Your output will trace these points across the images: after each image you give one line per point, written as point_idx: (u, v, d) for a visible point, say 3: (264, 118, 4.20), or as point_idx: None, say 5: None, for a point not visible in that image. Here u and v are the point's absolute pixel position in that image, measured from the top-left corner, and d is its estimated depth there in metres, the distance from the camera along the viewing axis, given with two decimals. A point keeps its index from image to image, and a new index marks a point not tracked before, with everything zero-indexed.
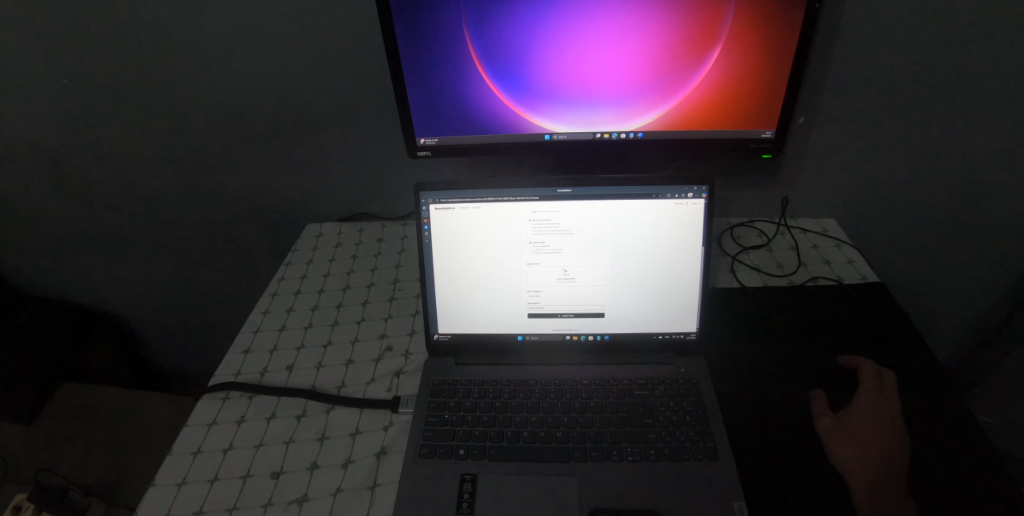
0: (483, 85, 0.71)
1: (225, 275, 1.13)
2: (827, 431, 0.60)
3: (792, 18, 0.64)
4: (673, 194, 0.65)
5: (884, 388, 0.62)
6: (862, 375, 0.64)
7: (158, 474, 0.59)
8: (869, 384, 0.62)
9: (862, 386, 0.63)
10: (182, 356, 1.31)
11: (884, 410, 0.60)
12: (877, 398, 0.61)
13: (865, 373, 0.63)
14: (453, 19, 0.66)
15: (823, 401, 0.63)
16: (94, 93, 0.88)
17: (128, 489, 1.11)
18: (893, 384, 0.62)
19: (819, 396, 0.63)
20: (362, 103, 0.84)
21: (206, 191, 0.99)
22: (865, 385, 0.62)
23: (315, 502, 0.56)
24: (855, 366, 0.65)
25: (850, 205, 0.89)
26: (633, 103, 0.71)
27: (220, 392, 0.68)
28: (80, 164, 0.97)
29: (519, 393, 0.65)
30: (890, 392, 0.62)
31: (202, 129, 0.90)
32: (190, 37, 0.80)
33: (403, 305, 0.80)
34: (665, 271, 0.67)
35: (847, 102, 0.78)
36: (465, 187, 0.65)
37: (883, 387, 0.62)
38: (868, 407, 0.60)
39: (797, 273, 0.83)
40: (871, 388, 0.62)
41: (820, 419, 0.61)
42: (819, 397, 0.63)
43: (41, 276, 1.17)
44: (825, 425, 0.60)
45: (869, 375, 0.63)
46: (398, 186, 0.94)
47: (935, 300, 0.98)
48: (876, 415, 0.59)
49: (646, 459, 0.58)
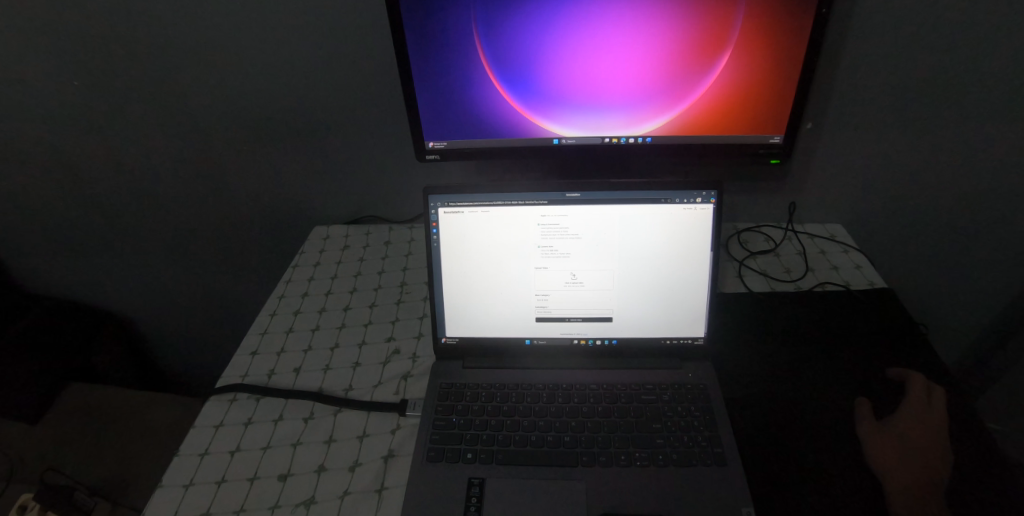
0: (492, 90, 0.71)
1: (231, 277, 1.14)
2: (867, 436, 0.60)
3: (802, 22, 0.64)
4: (682, 199, 0.65)
5: (931, 402, 0.62)
6: (911, 388, 0.63)
7: (165, 475, 0.59)
8: (916, 399, 0.62)
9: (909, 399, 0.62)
10: (188, 357, 1.32)
11: (932, 423, 0.60)
12: (925, 411, 0.61)
13: (915, 386, 0.63)
14: (463, 23, 0.66)
15: (867, 407, 0.62)
16: (104, 94, 0.88)
17: (133, 488, 1.11)
18: (942, 400, 0.62)
19: (863, 403, 0.63)
20: (371, 106, 0.85)
21: (214, 193, 1.00)
22: (913, 398, 0.62)
23: (322, 505, 0.56)
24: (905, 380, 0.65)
25: (858, 211, 0.89)
26: (642, 108, 0.71)
27: (228, 394, 0.68)
28: (89, 165, 0.98)
29: (526, 398, 0.65)
30: (938, 407, 0.61)
31: (210, 132, 0.91)
32: (201, 39, 0.80)
33: (411, 308, 0.80)
34: (674, 276, 0.67)
35: (855, 108, 0.78)
36: (474, 191, 0.65)
37: (931, 402, 0.62)
38: (914, 418, 0.60)
39: (805, 278, 0.83)
40: (919, 402, 0.62)
41: (862, 424, 0.61)
42: (864, 404, 0.63)
43: (49, 276, 1.18)
44: (867, 430, 0.60)
45: (918, 388, 0.63)
46: (406, 189, 0.95)
47: (943, 306, 0.97)
48: (920, 426, 0.59)
49: (653, 465, 0.58)
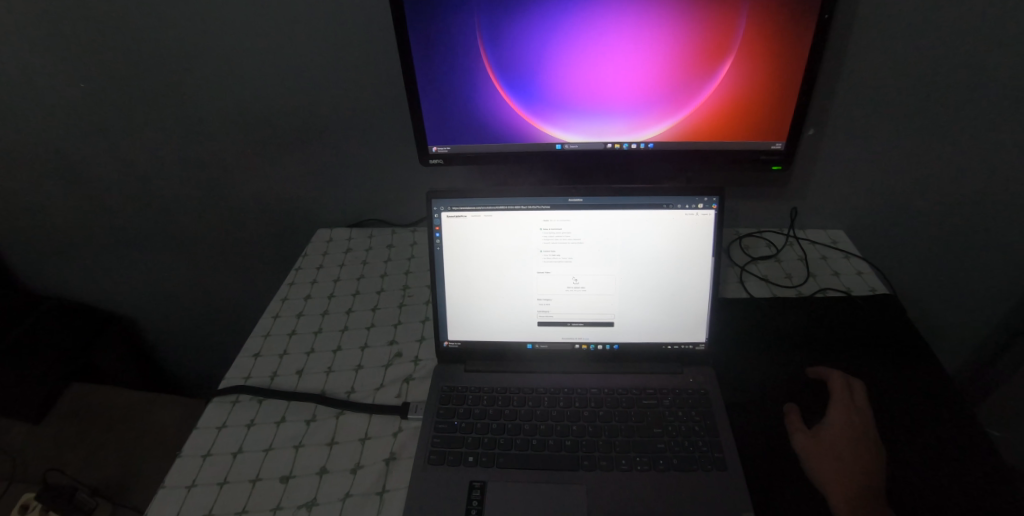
0: (496, 95, 0.71)
1: (235, 279, 1.14)
2: (804, 446, 0.59)
3: (803, 31, 0.64)
4: (684, 204, 0.65)
5: (854, 397, 0.63)
6: (832, 387, 0.64)
7: (168, 476, 0.60)
8: (840, 397, 0.63)
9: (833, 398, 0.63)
10: (190, 358, 1.32)
11: (858, 419, 0.60)
12: (848, 408, 0.62)
13: (835, 384, 0.64)
14: (467, 29, 0.67)
15: (797, 416, 0.63)
16: (112, 97, 0.89)
17: (134, 489, 1.12)
18: (862, 393, 0.63)
19: (793, 410, 0.63)
20: (375, 110, 0.85)
21: (219, 195, 1.00)
22: (836, 398, 0.63)
23: (324, 507, 0.56)
24: (825, 377, 0.66)
25: (860, 217, 0.89)
26: (644, 114, 0.72)
27: (230, 396, 0.68)
28: (95, 167, 0.99)
29: (527, 401, 0.65)
30: (860, 401, 0.63)
31: (216, 134, 0.92)
32: (207, 43, 0.81)
33: (413, 311, 0.81)
34: (676, 281, 0.67)
35: (857, 114, 0.79)
36: (477, 196, 0.66)
37: (854, 397, 0.63)
38: (842, 418, 0.61)
39: (806, 284, 0.83)
40: (842, 399, 0.63)
41: (796, 434, 0.61)
42: (792, 412, 0.63)
43: (54, 277, 1.19)
44: (801, 441, 0.60)
45: (839, 386, 0.64)
46: (409, 192, 0.95)
47: (945, 312, 0.97)
48: (851, 425, 0.60)
49: (654, 469, 0.58)
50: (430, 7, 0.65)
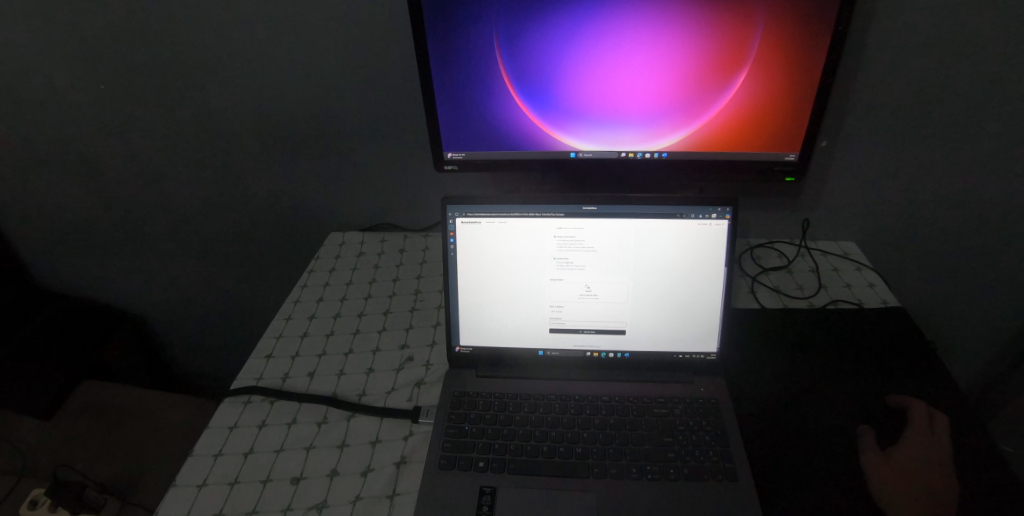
0: (511, 103, 0.72)
1: (246, 280, 1.15)
2: (873, 466, 0.58)
3: (819, 43, 0.65)
4: (697, 214, 0.65)
5: (933, 431, 0.61)
6: (913, 416, 0.62)
7: (179, 474, 0.60)
8: (919, 427, 0.61)
9: (912, 427, 0.61)
10: (200, 358, 1.33)
11: (935, 453, 0.59)
12: (927, 441, 0.60)
13: (916, 414, 0.62)
14: (484, 38, 0.68)
15: (871, 437, 0.61)
16: (130, 100, 0.90)
17: (141, 488, 1.12)
18: (945, 428, 0.61)
19: (867, 432, 0.62)
20: (390, 117, 0.87)
21: (233, 197, 1.01)
22: (914, 430, 0.61)
23: (335, 509, 0.57)
24: (905, 406, 0.64)
25: (871, 228, 0.89)
26: (659, 123, 0.72)
27: (242, 396, 0.69)
28: (112, 167, 1.00)
29: (539, 408, 0.65)
30: (941, 436, 0.60)
31: (232, 137, 0.93)
32: (224, 47, 0.82)
33: (424, 315, 0.81)
34: (688, 290, 0.67)
35: (870, 127, 0.79)
36: (492, 203, 0.66)
37: (934, 429, 0.61)
38: (919, 448, 0.59)
39: (818, 295, 0.83)
40: (922, 432, 0.61)
41: (867, 454, 0.60)
42: (867, 433, 0.62)
43: (68, 275, 1.20)
44: (872, 461, 0.59)
45: (921, 417, 0.62)
46: (422, 198, 0.96)
47: (959, 326, 0.97)
48: (928, 457, 0.58)
49: (664, 478, 0.58)
50: (448, 15, 0.66)
